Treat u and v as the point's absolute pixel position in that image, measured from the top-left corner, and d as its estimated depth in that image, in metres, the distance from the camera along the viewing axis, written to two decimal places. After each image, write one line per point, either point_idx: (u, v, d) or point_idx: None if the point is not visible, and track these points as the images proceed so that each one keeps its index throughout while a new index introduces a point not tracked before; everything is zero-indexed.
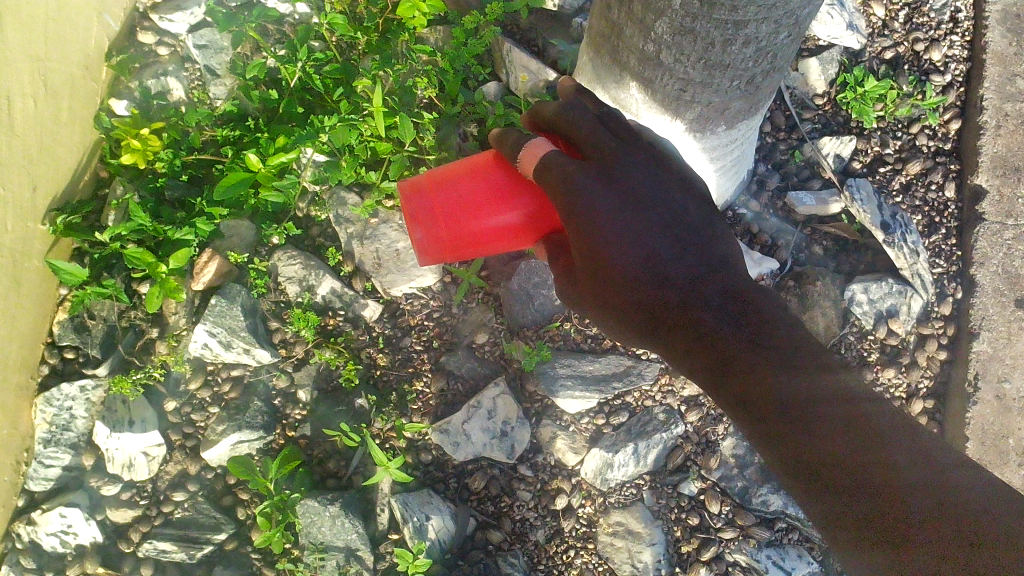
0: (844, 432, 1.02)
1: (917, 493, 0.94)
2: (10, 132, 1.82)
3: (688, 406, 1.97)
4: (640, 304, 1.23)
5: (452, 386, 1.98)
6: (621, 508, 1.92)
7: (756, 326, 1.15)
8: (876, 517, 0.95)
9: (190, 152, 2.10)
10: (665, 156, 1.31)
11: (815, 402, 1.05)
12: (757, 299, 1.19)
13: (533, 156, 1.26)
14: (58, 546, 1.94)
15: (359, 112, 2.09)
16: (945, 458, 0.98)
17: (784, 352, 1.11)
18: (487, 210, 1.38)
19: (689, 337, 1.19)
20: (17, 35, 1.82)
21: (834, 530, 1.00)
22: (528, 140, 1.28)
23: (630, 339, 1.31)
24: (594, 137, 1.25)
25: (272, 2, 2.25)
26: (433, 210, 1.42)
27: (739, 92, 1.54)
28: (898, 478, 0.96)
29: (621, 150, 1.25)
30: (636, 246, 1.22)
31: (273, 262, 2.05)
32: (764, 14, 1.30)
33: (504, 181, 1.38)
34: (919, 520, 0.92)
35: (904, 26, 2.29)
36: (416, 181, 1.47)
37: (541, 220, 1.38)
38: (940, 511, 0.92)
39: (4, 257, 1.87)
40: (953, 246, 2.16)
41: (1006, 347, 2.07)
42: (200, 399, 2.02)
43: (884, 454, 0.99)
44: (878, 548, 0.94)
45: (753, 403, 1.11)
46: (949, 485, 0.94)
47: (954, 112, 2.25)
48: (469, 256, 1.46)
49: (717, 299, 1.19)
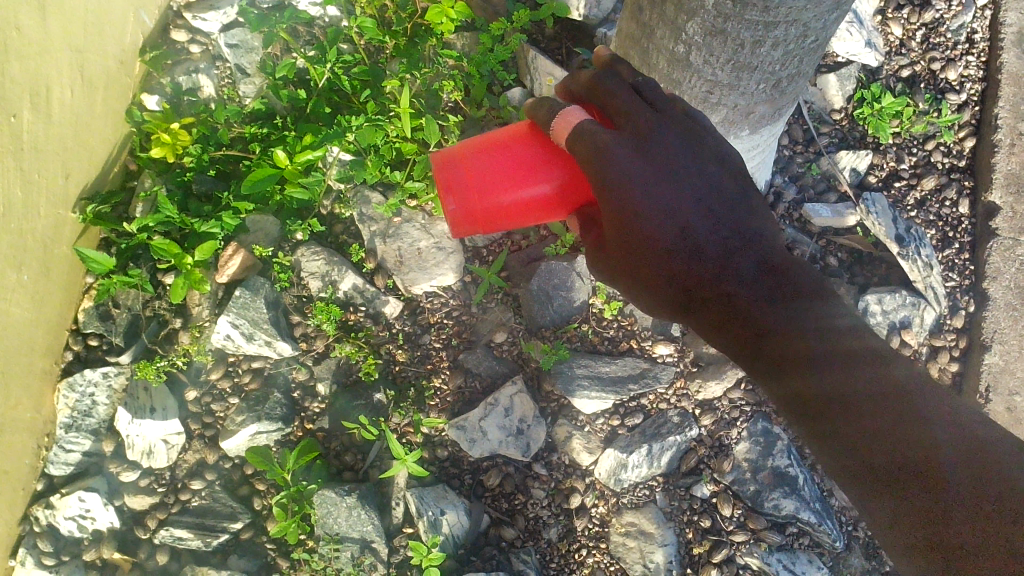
0: (885, 410, 1.08)
1: (955, 465, 0.98)
2: (48, 118, 1.87)
3: (702, 409, 2.01)
4: (673, 279, 1.23)
5: (470, 384, 2.01)
6: (633, 509, 1.94)
7: (791, 303, 1.20)
8: (915, 496, 1.00)
9: (219, 149, 2.13)
10: (702, 127, 1.28)
11: (855, 384, 1.12)
12: (793, 275, 1.22)
13: (567, 125, 1.24)
14: (75, 531, 1.97)
15: (386, 114, 2.13)
16: (981, 428, 1.02)
17: (826, 334, 1.17)
18: (521, 182, 1.39)
19: (726, 314, 1.23)
20: (59, 25, 1.87)
21: (874, 505, 1.05)
22: (562, 108, 1.26)
23: (662, 313, 1.33)
24: (629, 109, 1.23)
25: (304, 4, 2.30)
26: (467, 183, 1.43)
27: (763, 96, 1.59)
28: (937, 453, 1.00)
29: (655, 122, 1.23)
30: (671, 219, 1.20)
31: (297, 257, 2.08)
32: (792, 17, 1.34)
33: (537, 153, 1.39)
34: (958, 494, 0.96)
35: (921, 46, 2.35)
36: (448, 152, 1.48)
37: (574, 191, 1.40)
38: (979, 484, 0.96)
39: (36, 242, 1.91)
40: (966, 261, 2.21)
41: (1018, 361, 2.10)
42: (221, 389, 2.05)
43: (923, 430, 1.03)
44: (920, 531, 0.98)
45: (794, 384, 1.16)
46: (990, 458, 0.98)
47: (969, 130, 2.31)
48: (500, 228, 1.47)
49: (754, 275, 1.21)
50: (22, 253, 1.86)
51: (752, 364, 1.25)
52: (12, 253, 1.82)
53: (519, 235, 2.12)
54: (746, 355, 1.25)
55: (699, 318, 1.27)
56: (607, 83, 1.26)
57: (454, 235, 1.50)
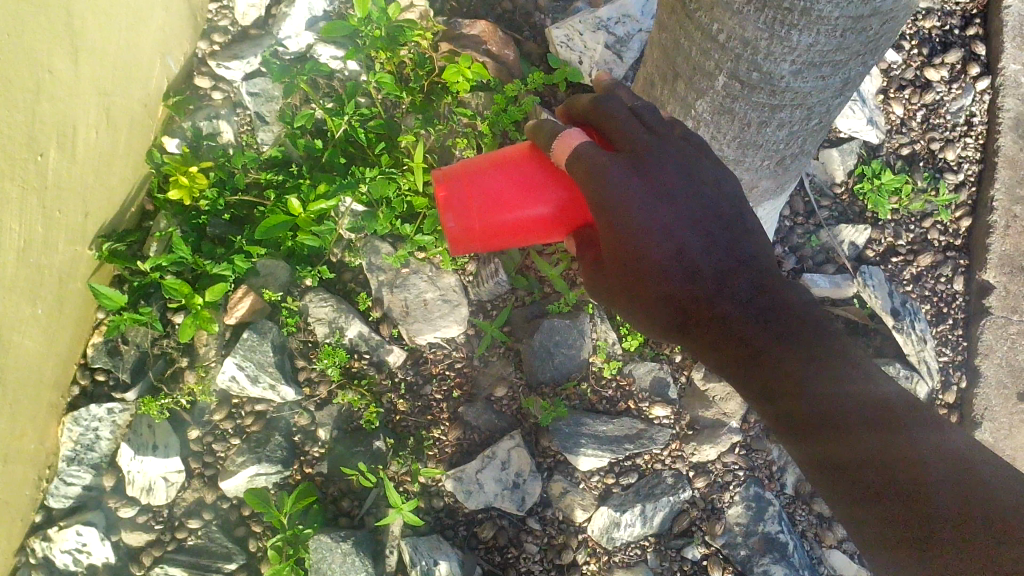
0: (872, 430, 1.08)
1: (943, 488, 0.99)
2: (72, 156, 1.92)
3: (696, 471, 2.04)
4: (669, 299, 1.29)
5: (469, 436, 2.03)
6: (624, 567, 1.97)
7: (786, 325, 1.22)
8: (903, 517, 1.01)
9: (233, 194, 2.19)
10: (700, 152, 1.34)
11: (843, 398, 1.11)
12: (785, 292, 1.26)
13: (566, 145, 1.31)
14: (71, 564, 1.97)
15: (399, 168, 2.19)
16: (972, 454, 1.02)
17: (820, 362, 1.16)
18: (523, 204, 1.46)
19: (722, 335, 1.27)
20: (88, 68, 1.93)
21: (864, 529, 1.06)
22: (562, 130, 1.33)
23: (660, 337, 1.39)
24: (627, 133, 1.30)
25: (325, 57, 2.38)
26: (468, 201, 1.49)
27: (767, 172, 1.67)
28: (925, 474, 1.01)
29: (652, 146, 1.29)
30: (668, 239, 1.26)
31: (305, 302, 2.12)
32: (798, 101, 1.41)
33: (538, 174, 1.45)
34: (946, 516, 0.97)
35: (921, 126, 2.42)
36: (451, 170, 1.55)
37: (572, 213, 1.46)
38: (966, 506, 0.96)
39: (53, 276, 1.95)
40: (959, 336, 2.27)
41: (1007, 439, 2.18)
42: (223, 430, 2.08)
43: (914, 451, 1.04)
44: (906, 549, 0.99)
45: (787, 409, 1.18)
46: (979, 481, 0.98)
47: (966, 210, 2.38)
48: (501, 244, 1.54)
49: (747, 294, 1.26)
50: (39, 289, 1.90)
51: (743, 386, 1.26)
52: (31, 286, 1.86)
53: (523, 292, 2.17)
54: (738, 374, 1.27)
55: (695, 338, 1.31)
56: (607, 107, 1.32)
57: (458, 253, 1.57)
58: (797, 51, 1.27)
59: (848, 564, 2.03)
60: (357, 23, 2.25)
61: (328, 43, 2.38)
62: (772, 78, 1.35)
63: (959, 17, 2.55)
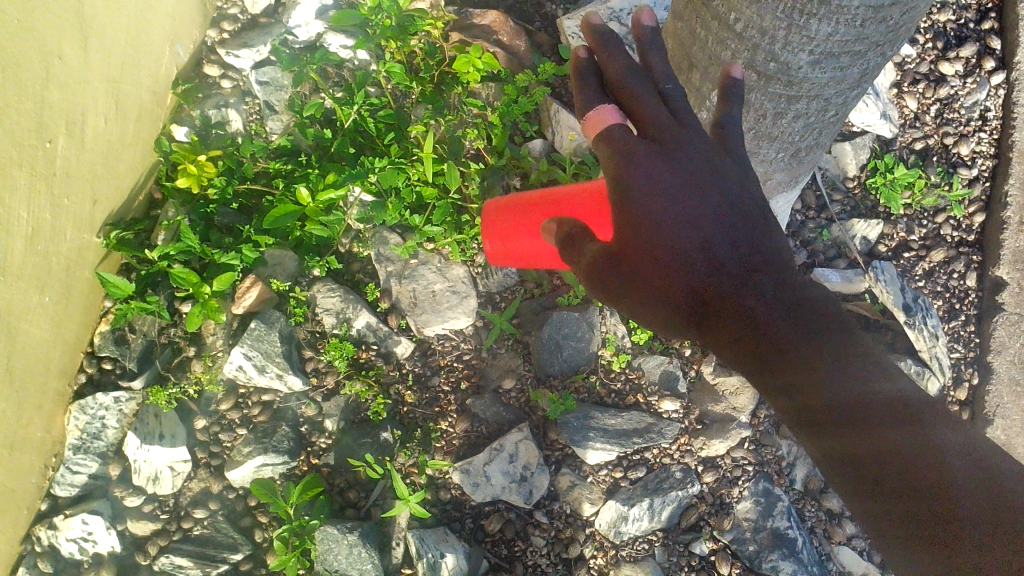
0: (891, 426, 0.98)
1: (968, 493, 0.92)
2: (81, 145, 1.91)
3: (705, 466, 2.03)
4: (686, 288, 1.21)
5: (477, 429, 2.02)
6: (632, 562, 1.96)
7: (805, 317, 1.11)
8: (924, 519, 0.93)
9: (243, 182, 2.18)
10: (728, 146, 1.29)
11: (861, 391, 1.02)
12: (804, 289, 1.16)
13: (600, 121, 1.28)
14: (76, 553, 1.97)
15: (409, 157, 2.18)
16: (997, 458, 0.95)
17: (843, 354, 1.05)
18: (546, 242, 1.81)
19: (737, 323, 1.15)
20: (97, 56, 1.92)
21: (880, 530, 0.98)
22: (598, 104, 1.30)
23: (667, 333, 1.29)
24: (657, 117, 1.26)
25: (335, 46, 2.36)
26: (497, 227, 1.90)
27: (782, 164, 1.66)
28: (948, 475, 0.94)
29: (681, 136, 1.25)
30: (688, 230, 1.21)
31: (313, 292, 2.11)
32: (815, 92, 1.39)
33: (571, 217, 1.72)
34: (974, 521, 0.90)
35: (935, 120, 2.40)
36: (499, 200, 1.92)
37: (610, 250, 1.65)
38: (992, 515, 0.90)
39: (60, 264, 1.94)
40: (971, 333, 2.27)
41: (1018, 436, 2.18)
42: (229, 420, 2.07)
43: (935, 450, 0.96)
44: (929, 552, 0.92)
45: (797, 399, 1.08)
46: (1003, 489, 0.92)
47: (979, 206, 2.37)
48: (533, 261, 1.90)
49: (767, 288, 1.16)
50: (47, 277, 1.89)
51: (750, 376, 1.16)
52: (39, 274, 1.86)
53: (532, 284, 2.15)
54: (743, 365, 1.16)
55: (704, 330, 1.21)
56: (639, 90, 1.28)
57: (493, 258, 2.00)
58: (816, 41, 1.25)
59: (857, 561, 2.02)
60: (367, 12, 2.24)
61: (338, 32, 2.35)
62: (789, 68, 1.33)
63: (974, 10, 2.53)
